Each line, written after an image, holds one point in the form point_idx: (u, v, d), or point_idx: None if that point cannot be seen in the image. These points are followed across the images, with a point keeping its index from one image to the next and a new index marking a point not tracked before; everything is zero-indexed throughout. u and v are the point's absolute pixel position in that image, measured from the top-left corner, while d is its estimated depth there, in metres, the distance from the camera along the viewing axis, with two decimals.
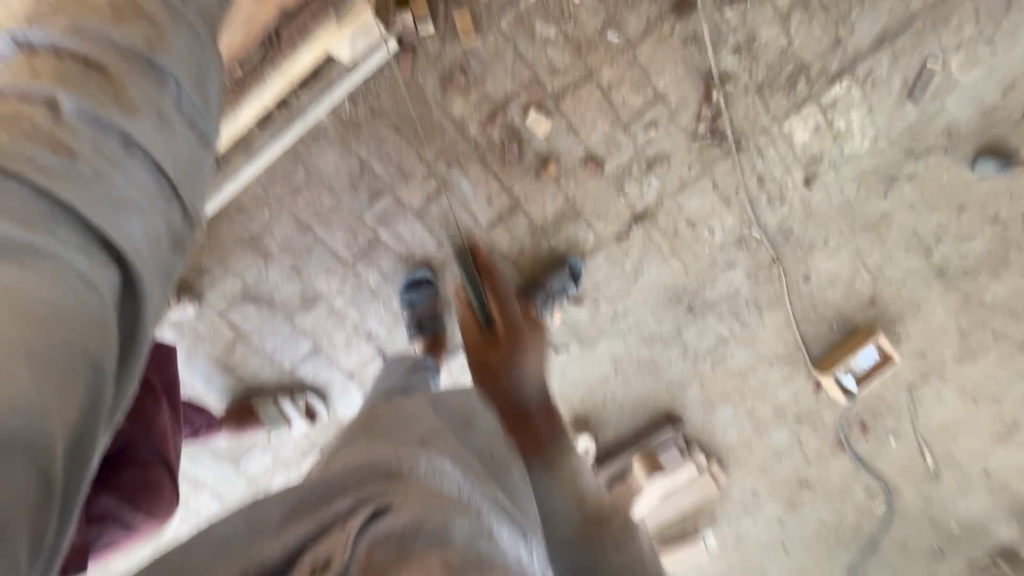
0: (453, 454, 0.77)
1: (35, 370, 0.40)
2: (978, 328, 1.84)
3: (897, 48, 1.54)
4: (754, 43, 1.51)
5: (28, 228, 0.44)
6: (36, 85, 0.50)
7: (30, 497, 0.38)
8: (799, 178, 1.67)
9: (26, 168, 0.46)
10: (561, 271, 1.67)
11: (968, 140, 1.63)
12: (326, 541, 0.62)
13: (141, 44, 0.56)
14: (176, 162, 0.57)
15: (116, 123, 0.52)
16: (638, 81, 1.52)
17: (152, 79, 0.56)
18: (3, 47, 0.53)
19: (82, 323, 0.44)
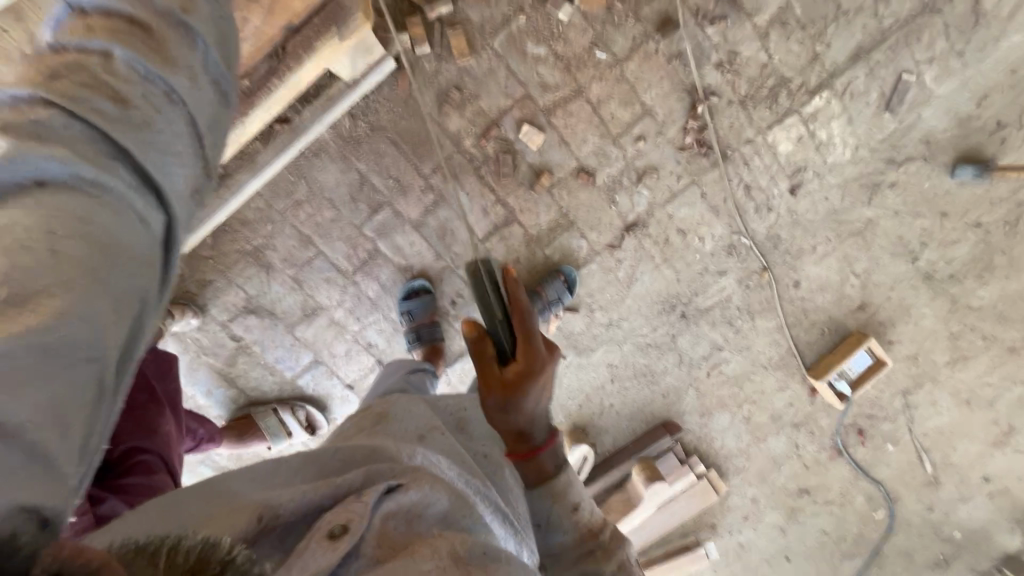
0: (446, 451, 0.85)
1: (97, 288, 0.45)
2: (969, 332, 1.88)
3: (873, 62, 1.62)
4: (735, 59, 1.59)
5: (92, 162, 0.49)
6: (89, 37, 0.53)
7: (85, 395, 0.43)
8: (785, 187, 1.72)
9: (86, 109, 0.50)
10: (556, 280, 1.70)
11: (947, 148, 1.70)
12: (339, 512, 0.60)
13: (175, 7, 0.57)
14: (206, 118, 0.59)
15: (159, 76, 0.54)
16: (626, 96, 1.59)
17: (185, 39, 0.57)
18: (60, 12, 0.55)
19: (132, 254, 0.49)
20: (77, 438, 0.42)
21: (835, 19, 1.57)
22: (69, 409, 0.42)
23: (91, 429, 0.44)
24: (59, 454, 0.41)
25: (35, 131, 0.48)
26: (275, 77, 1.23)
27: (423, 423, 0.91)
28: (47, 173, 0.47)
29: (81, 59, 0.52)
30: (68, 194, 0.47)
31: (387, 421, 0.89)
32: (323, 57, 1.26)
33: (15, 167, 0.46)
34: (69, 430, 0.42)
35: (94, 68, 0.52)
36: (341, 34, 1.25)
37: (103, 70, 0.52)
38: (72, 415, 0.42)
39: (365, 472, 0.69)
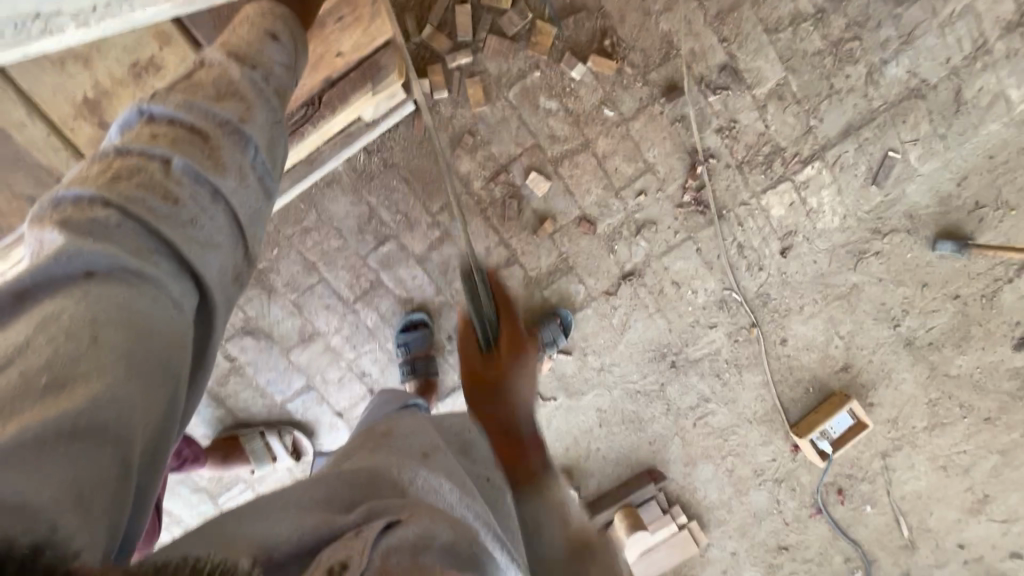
0: (447, 473, 0.87)
1: (127, 371, 0.51)
2: (946, 399, 1.94)
3: (862, 139, 1.72)
4: (734, 126, 1.68)
5: (136, 255, 0.57)
6: (162, 146, 0.65)
7: (113, 477, 0.48)
8: (776, 248, 1.80)
9: (140, 208, 0.60)
10: (552, 322, 1.75)
11: (929, 223, 1.79)
12: (341, 545, 0.60)
13: (234, 117, 0.71)
14: (246, 212, 0.70)
15: (208, 177, 0.66)
16: (630, 152, 1.67)
17: (239, 143, 0.71)
18: (130, 115, 0.67)
19: (169, 336, 0.57)
20: (98, 522, 0.46)
21: (828, 97, 1.68)
22: (90, 491, 0.46)
23: (113, 509, 0.48)
24: (78, 534, 0.44)
25: (91, 228, 0.56)
26: (310, 124, 1.35)
27: (426, 442, 0.94)
28: (96, 266, 0.55)
29: (147, 163, 0.63)
30: (113, 281, 0.55)
31: (390, 439, 0.93)
32: (355, 105, 1.36)
33: (69, 261, 0.54)
34: (92, 510, 0.46)
35: (159, 171, 0.63)
36: (374, 87, 1.35)
37: (168, 173, 0.64)
38: (96, 491, 0.46)
39: (370, 509, 0.70)
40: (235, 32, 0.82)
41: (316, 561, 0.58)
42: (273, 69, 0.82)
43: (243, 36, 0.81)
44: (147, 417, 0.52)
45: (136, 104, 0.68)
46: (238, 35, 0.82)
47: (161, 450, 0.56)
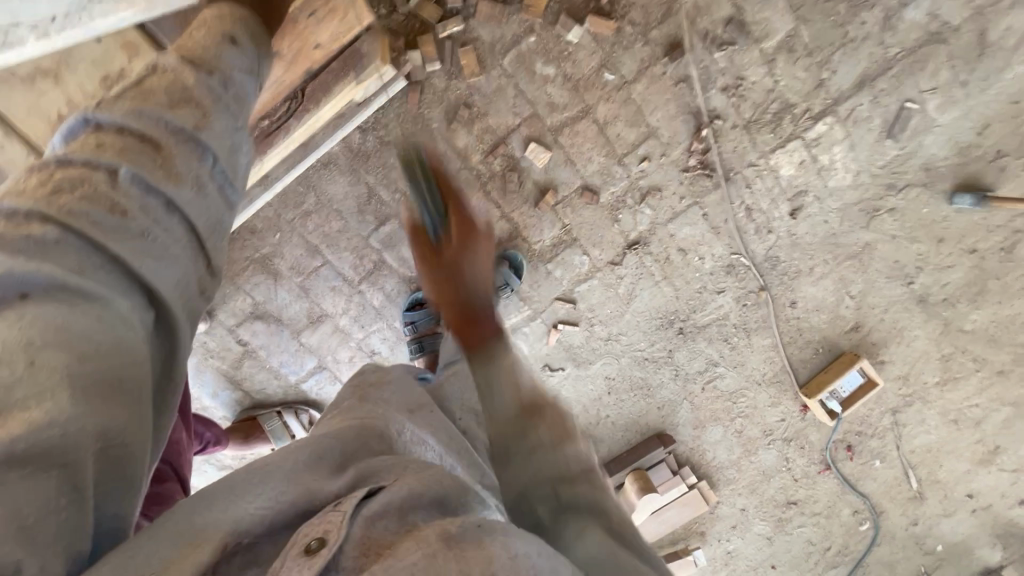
0: (432, 426, 0.86)
1: (72, 393, 0.50)
2: (959, 354, 1.92)
3: (877, 90, 1.64)
4: (742, 83, 1.61)
5: (80, 274, 0.56)
6: (111, 156, 0.64)
7: (61, 501, 0.46)
8: (785, 210, 1.75)
9: (85, 224, 0.59)
10: (501, 265, 1.74)
11: (947, 176, 1.73)
12: (319, 522, 0.54)
13: (189, 124, 0.71)
14: (202, 222, 0.71)
15: (163, 190, 0.66)
16: (632, 117, 1.61)
17: (193, 149, 0.71)
18: (78, 125, 0.67)
19: (117, 356, 0.55)
20: (49, 548, 0.45)
21: (841, 47, 1.59)
22: (33, 521, 0.44)
23: (68, 535, 0.47)
24: (27, 565, 0.43)
25: (27, 247, 0.54)
26: (294, 117, 1.33)
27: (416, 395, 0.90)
28: (32, 287, 0.53)
29: (99, 176, 0.62)
30: (53, 301, 0.53)
31: (381, 389, 0.87)
32: (340, 96, 1.33)
33: (4, 282, 0.51)
34: (39, 541, 0.44)
35: (113, 186, 0.63)
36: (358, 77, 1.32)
37: (116, 184, 0.63)
38: (46, 524, 0.45)
39: (352, 481, 0.63)
40: (192, 38, 0.82)
41: (294, 537, 0.54)
42: (230, 76, 0.83)
43: (196, 45, 0.81)
44: (92, 439, 0.50)
45: (82, 113, 0.68)
46: (192, 43, 0.82)
47: (126, 466, 0.55)
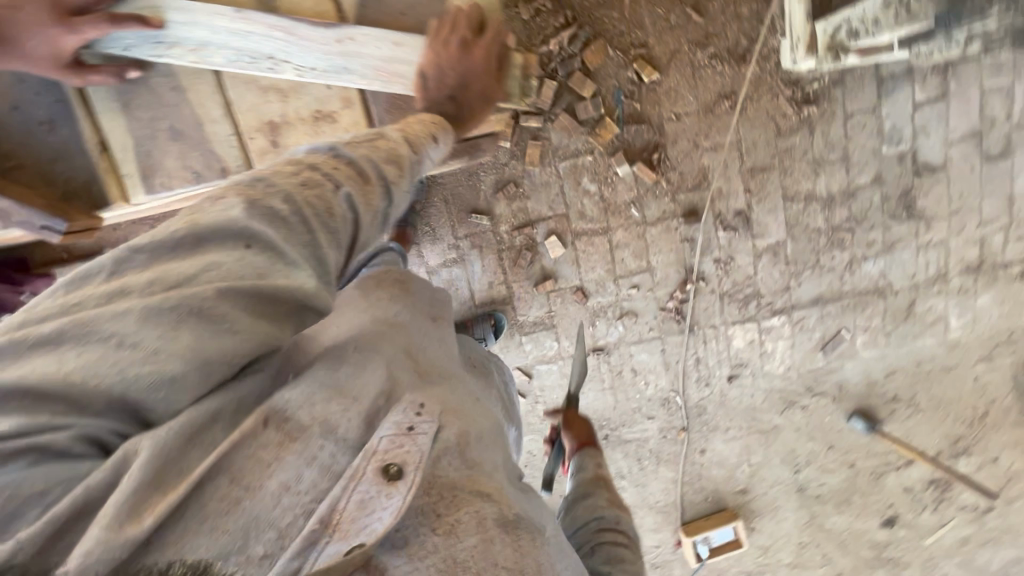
0: (441, 347, 1.09)
1: (249, 305, 0.69)
2: (813, 544, 2.25)
3: (825, 311, 2.00)
4: (730, 262, 1.93)
5: (287, 239, 0.73)
6: (340, 176, 0.82)
7: (223, 356, 0.68)
8: (725, 373, 2.05)
9: (307, 208, 0.77)
10: (485, 321, 1.89)
11: (852, 399, 2.10)
12: (400, 453, 0.73)
13: (394, 177, 0.89)
14: (366, 242, 0.88)
15: (359, 210, 0.83)
16: (639, 250, 1.89)
17: (385, 194, 0.87)
18: (326, 148, 0.86)
19: (285, 302, 0.73)
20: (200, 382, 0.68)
21: (811, 269, 1.95)
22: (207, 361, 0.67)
23: (219, 376, 0.70)
24: (185, 383, 0.66)
25: (265, 211, 0.73)
26: None
27: (428, 315, 1.14)
28: (254, 237, 0.70)
29: (328, 185, 0.80)
30: (263, 253, 0.71)
31: (403, 307, 1.10)
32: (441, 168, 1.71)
33: (234, 228, 0.69)
34: (204, 372, 0.68)
35: (330, 195, 0.79)
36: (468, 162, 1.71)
37: (335, 193, 0.80)
38: (213, 365, 0.68)
39: (410, 401, 0.84)
40: (415, 127, 1.04)
41: (373, 447, 0.73)
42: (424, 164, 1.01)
43: (416, 132, 1.02)
44: (242, 345, 0.69)
45: (331, 143, 0.87)
46: (414, 130, 1.03)
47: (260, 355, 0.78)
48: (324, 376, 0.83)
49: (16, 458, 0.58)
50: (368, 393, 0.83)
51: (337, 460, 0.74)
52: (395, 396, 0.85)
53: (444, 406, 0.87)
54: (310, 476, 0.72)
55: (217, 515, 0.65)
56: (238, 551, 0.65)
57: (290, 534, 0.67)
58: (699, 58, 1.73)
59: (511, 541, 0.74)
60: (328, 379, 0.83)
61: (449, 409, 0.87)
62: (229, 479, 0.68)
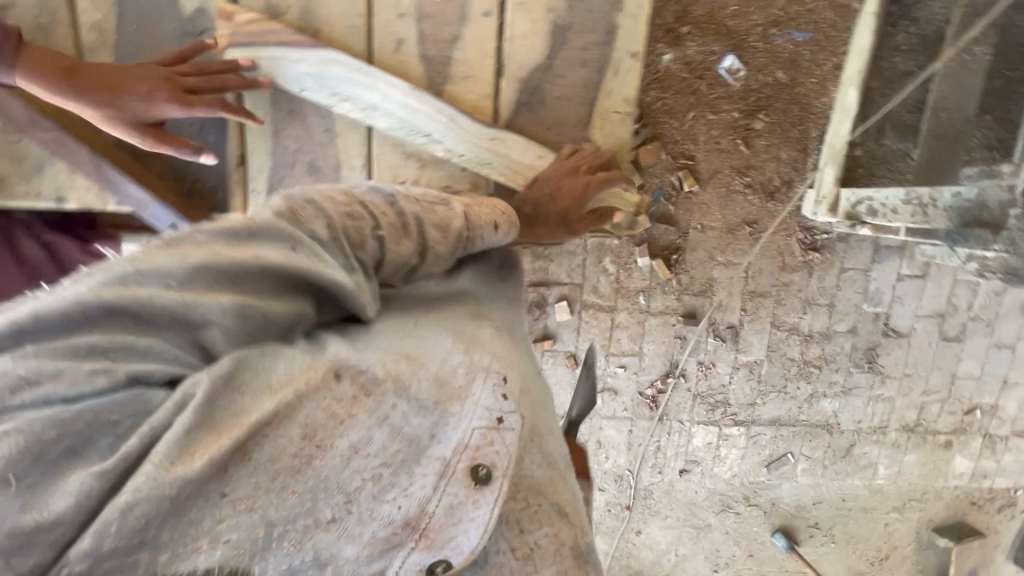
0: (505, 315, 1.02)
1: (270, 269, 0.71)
2: None
3: (779, 432, 2.16)
4: (710, 367, 2.07)
5: (316, 230, 0.78)
6: (377, 211, 0.88)
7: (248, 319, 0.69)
8: (678, 466, 2.18)
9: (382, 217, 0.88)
10: None
11: (780, 516, 2.28)
12: (484, 453, 0.73)
13: (478, 229, 1.00)
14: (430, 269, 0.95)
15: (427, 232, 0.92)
16: (634, 335, 2.01)
17: (459, 235, 0.96)
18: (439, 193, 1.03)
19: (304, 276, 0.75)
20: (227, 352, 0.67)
21: (777, 392, 2.11)
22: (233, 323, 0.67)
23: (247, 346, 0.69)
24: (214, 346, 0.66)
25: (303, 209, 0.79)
26: None
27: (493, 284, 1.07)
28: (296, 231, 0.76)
29: (365, 217, 0.85)
30: (301, 240, 0.75)
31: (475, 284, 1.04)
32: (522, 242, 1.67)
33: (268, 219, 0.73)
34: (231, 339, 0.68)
35: (365, 232, 0.84)
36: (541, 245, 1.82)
37: (364, 224, 0.84)
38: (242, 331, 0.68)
39: (488, 382, 0.78)
40: (478, 210, 1.02)
41: (460, 442, 0.73)
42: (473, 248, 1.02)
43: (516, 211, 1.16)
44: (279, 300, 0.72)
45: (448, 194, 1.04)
46: (480, 216, 1.01)
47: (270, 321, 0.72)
48: (395, 338, 0.81)
49: (96, 378, 0.58)
50: (443, 358, 0.79)
51: (411, 422, 0.71)
52: (470, 361, 0.80)
53: (522, 387, 0.84)
54: (384, 439, 0.69)
55: (288, 478, 0.62)
56: (305, 512, 0.62)
57: (361, 503, 0.66)
58: (735, 184, 1.88)
59: (578, 573, 0.78)
60: (393, 348, 0.78)
61: (522, 395, 0.83)
62: (302, 433, 0.64)
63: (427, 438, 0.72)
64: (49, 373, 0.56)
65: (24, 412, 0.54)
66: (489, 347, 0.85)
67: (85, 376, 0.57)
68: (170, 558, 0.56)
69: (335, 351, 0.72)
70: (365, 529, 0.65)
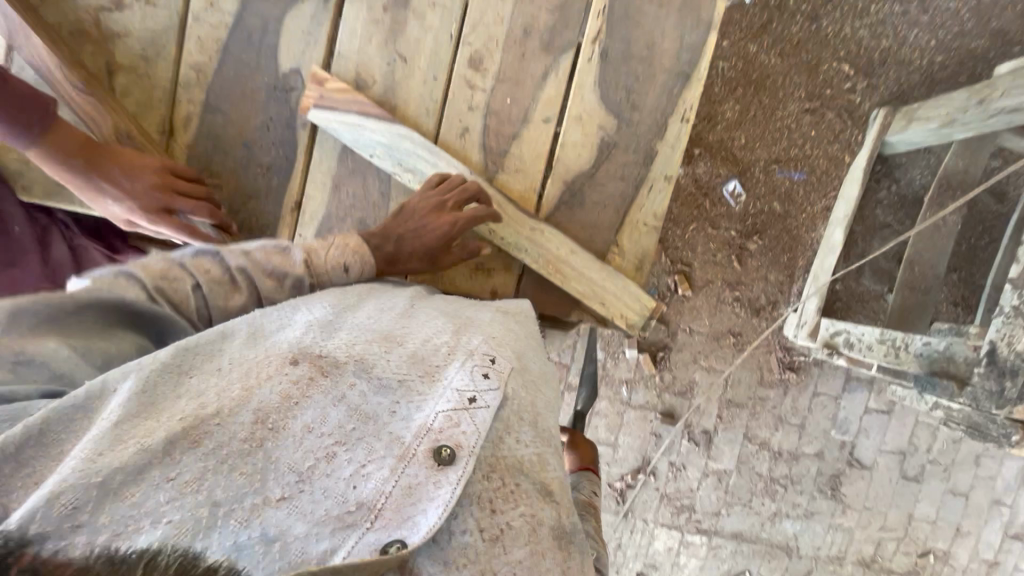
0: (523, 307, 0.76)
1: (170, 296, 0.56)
2: None
3: (740, 548, 2.14)
4: (681, 470, 2.07)
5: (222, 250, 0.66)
6: (192, 263, 0.60)
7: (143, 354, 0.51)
8: (636, 566, 2.17)
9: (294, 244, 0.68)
10: None
11: None
12: (447, 427, 0.47)
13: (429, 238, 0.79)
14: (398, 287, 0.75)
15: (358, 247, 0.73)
16: (612, 424, 2.03)
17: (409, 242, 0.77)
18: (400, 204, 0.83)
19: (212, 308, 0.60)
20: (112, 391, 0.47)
21: (742, 505, 2.10)
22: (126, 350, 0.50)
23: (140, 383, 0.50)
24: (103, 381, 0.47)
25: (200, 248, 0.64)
26: None
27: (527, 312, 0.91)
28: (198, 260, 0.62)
29: (178, 277, 0.58)
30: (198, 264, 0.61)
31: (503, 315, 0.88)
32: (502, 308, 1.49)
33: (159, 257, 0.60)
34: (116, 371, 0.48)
35: (182, 289, 0.58)
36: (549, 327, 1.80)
37: (183, 281, 0.58)
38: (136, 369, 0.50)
39: (471, 354, 0.53)
40: (324, 254, 0.69)
41: (418, 422, 0.48)
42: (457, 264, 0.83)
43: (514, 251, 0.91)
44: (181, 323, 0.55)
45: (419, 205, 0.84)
46: (324, 262, 0.69)
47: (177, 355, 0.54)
48: (369, 314, 0.59)
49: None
50: (422, 338, 0.55)
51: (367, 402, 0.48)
52: (456, 342, 0.55)
53: (523, 368, 0.56)
54: (338, 417, 0.46)
55: (237, 457, 0.41)
56: (250, 494, 0.41)
57: (316, 485, 0.43)
58: (725, 296, 1.85)
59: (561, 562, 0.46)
60: (371, 321, 0.57)
61: (519, 366, 0.55)
62: (256, 417, 0.44)
63: (390, 412, 0.48)
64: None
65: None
66: (484, 327, 0.60)
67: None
68: (107, 541, 0.35)
69: (290, 338, 0.51)
70: (316, 507, 0.42)
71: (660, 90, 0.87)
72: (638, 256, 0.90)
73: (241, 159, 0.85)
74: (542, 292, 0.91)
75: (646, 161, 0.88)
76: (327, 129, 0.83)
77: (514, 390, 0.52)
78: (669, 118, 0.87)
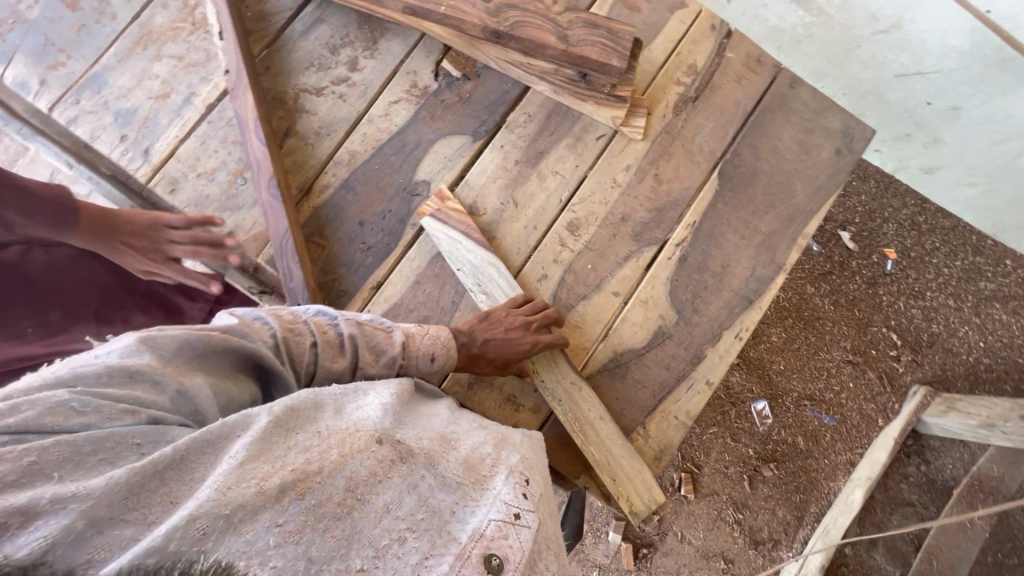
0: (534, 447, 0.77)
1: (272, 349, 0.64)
2: None
3: None
4: None
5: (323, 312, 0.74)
6: (314, 322, 0.70)
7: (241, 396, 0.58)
8: None
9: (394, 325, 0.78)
10: None
11: None
12: (497, 533, 0.55)
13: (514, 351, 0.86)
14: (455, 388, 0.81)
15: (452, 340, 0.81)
16: None
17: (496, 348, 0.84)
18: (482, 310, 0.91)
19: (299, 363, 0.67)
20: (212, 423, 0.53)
21: None
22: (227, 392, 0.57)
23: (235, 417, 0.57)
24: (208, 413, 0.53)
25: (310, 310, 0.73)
26: None
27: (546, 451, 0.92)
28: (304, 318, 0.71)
29: (302, 332, 0.68)
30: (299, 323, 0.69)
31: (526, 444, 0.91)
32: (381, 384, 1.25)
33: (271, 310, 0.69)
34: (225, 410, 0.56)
35: (302, 342, 0.67)
36: None
37: (304, 336, 0.68)
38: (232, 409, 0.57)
39: (513, 472, 0.62)
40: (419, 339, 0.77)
41: (473, 525, 0.55)
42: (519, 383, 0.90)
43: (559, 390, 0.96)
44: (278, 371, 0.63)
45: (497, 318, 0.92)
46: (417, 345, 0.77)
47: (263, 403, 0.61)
48: (423, 412, 0.68)
49: (130, 417, 0.46)
50: (471, 444, 0.64)
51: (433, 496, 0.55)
52: (498, 454, 0.64)
53: (546, 496, 0.65)
54: (411, 505, 0.52)
55: (330, 520, 0.47)
56: (338, 558, 0.46)
57: (389, 564, 0.48)
58: (726, 514, 1.76)
59: None
60: (429, 423, 0.64)
61: (546, 495, 0.65)
62: (347, 484, 0.49)
63: (450, 512, 0.55)
64: (75, 406, 0.44)
65: (42, 436, 0.41)
66: (519, 446, 0.69)
67: (114, 413, 0.45)
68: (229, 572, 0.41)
69: (372, 418, 0.57)
70: None
71: (724, 304, 0.95)
72: (661, 445, 0.91)
73: (351, 234, 0.96)
74: (561, 444, 0.93)
75: (694, 360, 0.93)
76: (432, 235, 0.94)
77: (541, 512, 0.61)
78: (724, 331, 0.94)
